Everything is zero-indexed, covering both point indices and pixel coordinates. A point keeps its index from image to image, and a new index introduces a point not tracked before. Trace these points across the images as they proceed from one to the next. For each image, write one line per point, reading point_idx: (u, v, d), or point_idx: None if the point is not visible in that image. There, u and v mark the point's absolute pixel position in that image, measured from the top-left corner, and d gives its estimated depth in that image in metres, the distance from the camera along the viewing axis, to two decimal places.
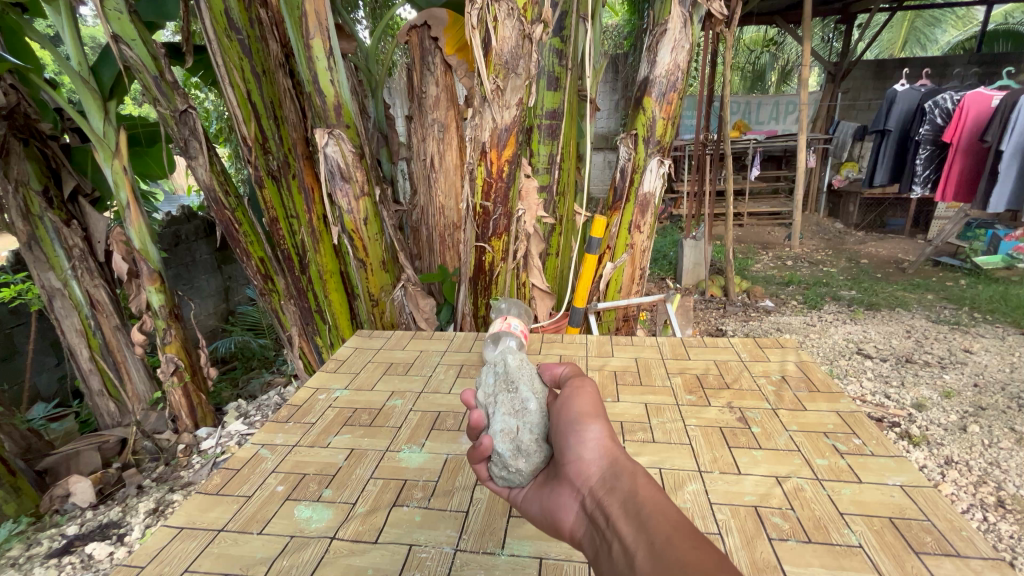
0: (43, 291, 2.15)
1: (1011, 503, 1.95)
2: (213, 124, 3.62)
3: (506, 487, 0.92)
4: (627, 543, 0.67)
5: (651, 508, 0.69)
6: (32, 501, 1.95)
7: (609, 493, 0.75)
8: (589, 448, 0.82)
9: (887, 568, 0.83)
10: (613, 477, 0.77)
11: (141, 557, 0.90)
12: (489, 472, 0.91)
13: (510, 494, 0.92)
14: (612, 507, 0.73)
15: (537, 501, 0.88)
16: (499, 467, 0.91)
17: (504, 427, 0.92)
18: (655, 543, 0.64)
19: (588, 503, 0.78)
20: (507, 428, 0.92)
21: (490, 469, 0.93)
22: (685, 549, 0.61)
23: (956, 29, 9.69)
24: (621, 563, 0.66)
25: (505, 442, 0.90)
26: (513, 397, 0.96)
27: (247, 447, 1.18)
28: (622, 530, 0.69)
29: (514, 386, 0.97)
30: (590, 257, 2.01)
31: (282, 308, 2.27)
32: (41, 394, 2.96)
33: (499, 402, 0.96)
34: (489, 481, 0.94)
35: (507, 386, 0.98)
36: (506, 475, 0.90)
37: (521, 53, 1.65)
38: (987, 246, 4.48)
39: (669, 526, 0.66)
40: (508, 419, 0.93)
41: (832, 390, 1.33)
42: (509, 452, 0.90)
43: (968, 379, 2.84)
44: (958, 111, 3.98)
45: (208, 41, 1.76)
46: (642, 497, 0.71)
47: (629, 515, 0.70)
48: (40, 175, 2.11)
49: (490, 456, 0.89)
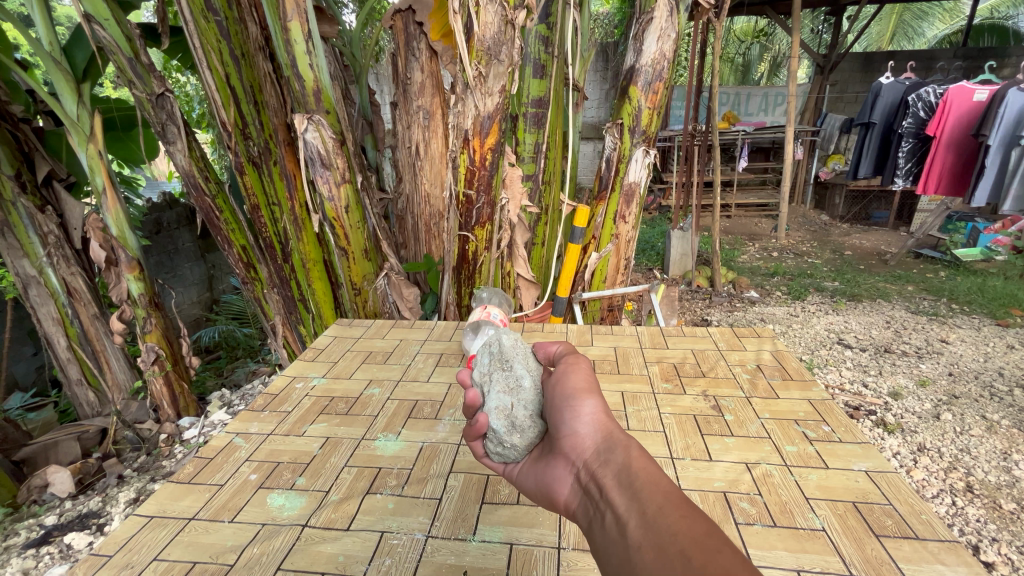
0: (18, 279, 2.11)
1: (979, 488, 2.01)
2: (195, 109, 3.55)
3: (500, 463, 0.93)
4: (620, 513, 0.67)
5: (643, 480, 0.69)
6: (9, 493, 1.92)
7: (602, 465, 0.75)
8: (585, 424, 0.82)
9: (848, 551, 0.85)
10: (607, 451, 0.77)
11: (109, 546, 0.89)
12: (485, 448, 0.92)
13: (505, 470, 0.93)
14: (605, 478, 0.74)
15: (531, 475, 0.88)
16: (495, 443, 0.92)
17: (498, 404, 0.93)
18: (646, 511, 0.64)
19: (580, 475, 0.78)
20: (502, 405, 0.93)
21: (485, 445, 0.94)
22: (676, 519, 0.62)
23: (944, 23, 9.81)
24: (613, 532, 0.66)
25: (499, 417, 0.91)
26: (508, 374, 0.98)
27: (220, 436, 1.17)
28: (615, 500, 0.69)
29: (509, 364, 0.98)
30: (574, 247, 2.00)
31: (265, 296, 2.23)
32: (19, 384, 2.90)
33: (494, 379, 0.98)
34: (484, 457, 0.95)
35: (501, 364, 0.99)
36: (501, 452, 0.91)
37: (503, 39, 1.63)
38: (967, 239, 4.60)
39: (661, 494, 0.66)
40: (503, 396, 0.94)
41: (805, 378, 1.35)
42: (505, 428, 0.90)
43: (943, 368, 2.90)
44: (941, 105, 4.01)
45: (185, 23, 1.72)
46: (635, 467, 0.72)
47: (621, 486, 0.70)
48: (12, 159, 2.03)
49: (485, 432, 0.90)
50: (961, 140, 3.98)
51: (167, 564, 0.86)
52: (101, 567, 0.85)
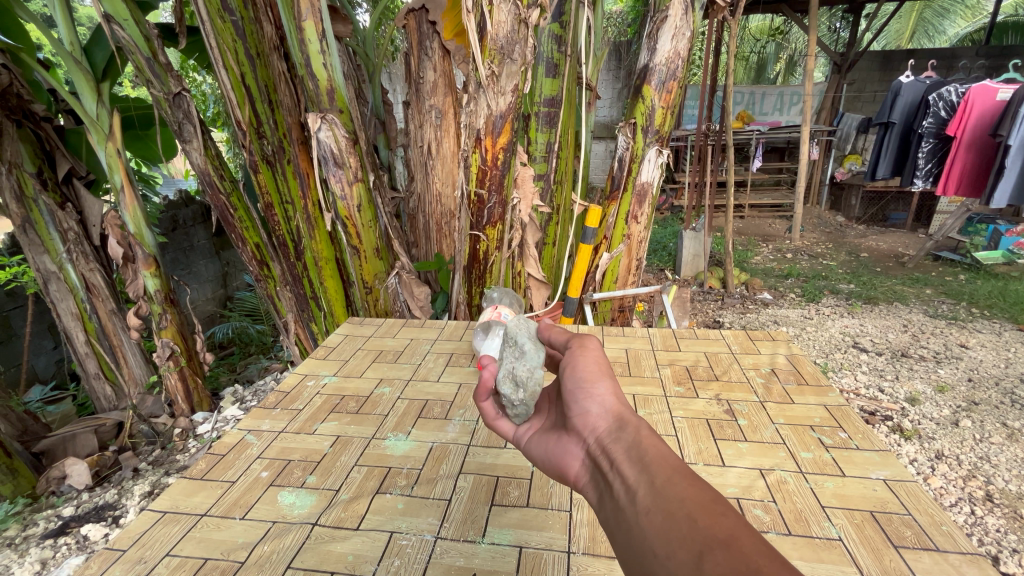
0: (38, 274, 2.12)
1: (999, 498, 1.96)
2: (210, 107, 3.60)
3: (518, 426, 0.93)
4: (629, 482, 0.66)
5: (653, 453, 0.68)
6: (28, 484, 1.95)
7: (613, 439, 0.74)
8: (597, 402, 0.80)
9: (865, 562, 0.83)
10: (618, 426, 0.75)
11: (123, 540, 0.90)
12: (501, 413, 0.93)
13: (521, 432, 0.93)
14: (615, 453, 0.72)
15: (539, 444, 0.87)
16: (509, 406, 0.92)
17: (503, 369, 0.95)
18: (655, 481, 0.63)
19: (591, 448, 0.77)
20: (506, 368, 0.95)
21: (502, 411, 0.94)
22: (684, 487, 0.61)
23: (966, 20, 9.65)
24: (621, 500, 0.65)
25: (505, 381, 0.93)
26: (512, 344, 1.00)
27: (233, 433, 1.18)
28: (624, 470, 0.68)
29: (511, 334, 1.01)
30: (585, 248, 1.91)
31: (278, 294, 2.26)
32: (39, 377, 2.95)
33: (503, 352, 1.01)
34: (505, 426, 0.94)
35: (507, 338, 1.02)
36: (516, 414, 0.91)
37: (516, 38, 1.61)
38: (988, 242, 4.45)
39: (670, 466, 0.65)
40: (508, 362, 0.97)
41: (820, 382, 1.33)
42: (511, 388, 0.92)
43: (963, 374, 2.84)
44: (963, 104, 3.92)
45: (201, 23, 1.73)
46: (646, 443, 0.70)
47: (632, 459, 0.69)
48: (34, 157, 2.08)
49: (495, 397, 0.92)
50: (982, 140, 3.89)
51: (179, 560, 0.86)
52: (114, 561, 0.86)
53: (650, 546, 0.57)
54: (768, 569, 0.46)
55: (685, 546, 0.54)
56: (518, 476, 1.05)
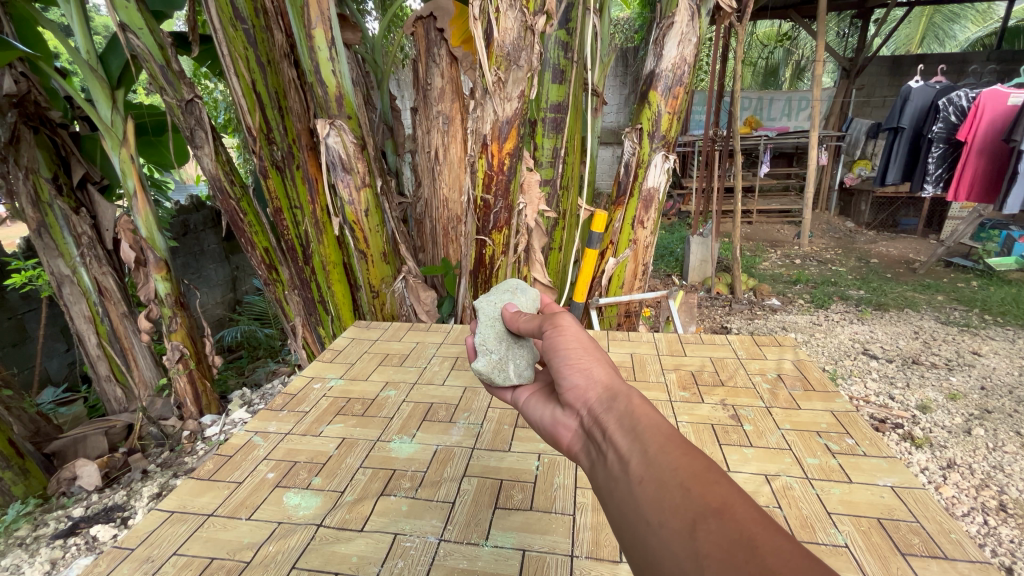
0: (52, 277, 2.16)
1: (1013, 507, 1.93)
2: (220, 114, 3.64)
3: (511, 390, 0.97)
4: (621, 452, 0.62)
5: (646, 422, 0.63)
6: (39, 484, 1.98)
7: (603, 410, 0.70)
8: (582, 372, 0.75)
9: (872, 569, 0.82)
10: (609, 395, 0.71)
11: (131, 539, 0.92)
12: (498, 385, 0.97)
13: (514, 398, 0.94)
14: (606, 422, 0.68)
15: (538, 415, 0.85)
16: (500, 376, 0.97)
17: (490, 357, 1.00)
18: (648, 450, 0.59)
19: (583, 419, 0.73)
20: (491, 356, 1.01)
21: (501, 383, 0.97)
22: (676, 456, 0.57)
23: (977, 25, 9.53)
24: (615, 469, 0.61)
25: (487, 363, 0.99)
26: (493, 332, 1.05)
27: (240, 434, 1.19)
28: (616, 441, 0.64)
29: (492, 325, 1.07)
30: (591, 252, 1.91)
31: (286, 297, 2.28)
32: (51, 379, 2.99)
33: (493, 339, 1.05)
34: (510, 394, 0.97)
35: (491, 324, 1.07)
36: (505, 379, 0.96)
37: (522, 45, 1.62)
38: (1000, 247, 4.40)
39: (664, 434, 0.61)
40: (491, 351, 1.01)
41: (828, 390, 1.31)
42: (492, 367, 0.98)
43: (975, 382, 2.80)
44: (973, 109, 3.89)
45: (214, 31, 1.77)
46: (638, 412, 0.66)
47: (623, 429, 0.64)
48: (50, 163, 2.12)
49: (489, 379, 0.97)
50: (994, 146, 3.85)
51: (186, 559, 0.87)
52: (123, 560, 0.87)
53: (641, 515, 0.54)
54: (763, 544, 0.43)
55: (677, 514, 0.51)
56: (521, 479, 1.05)
